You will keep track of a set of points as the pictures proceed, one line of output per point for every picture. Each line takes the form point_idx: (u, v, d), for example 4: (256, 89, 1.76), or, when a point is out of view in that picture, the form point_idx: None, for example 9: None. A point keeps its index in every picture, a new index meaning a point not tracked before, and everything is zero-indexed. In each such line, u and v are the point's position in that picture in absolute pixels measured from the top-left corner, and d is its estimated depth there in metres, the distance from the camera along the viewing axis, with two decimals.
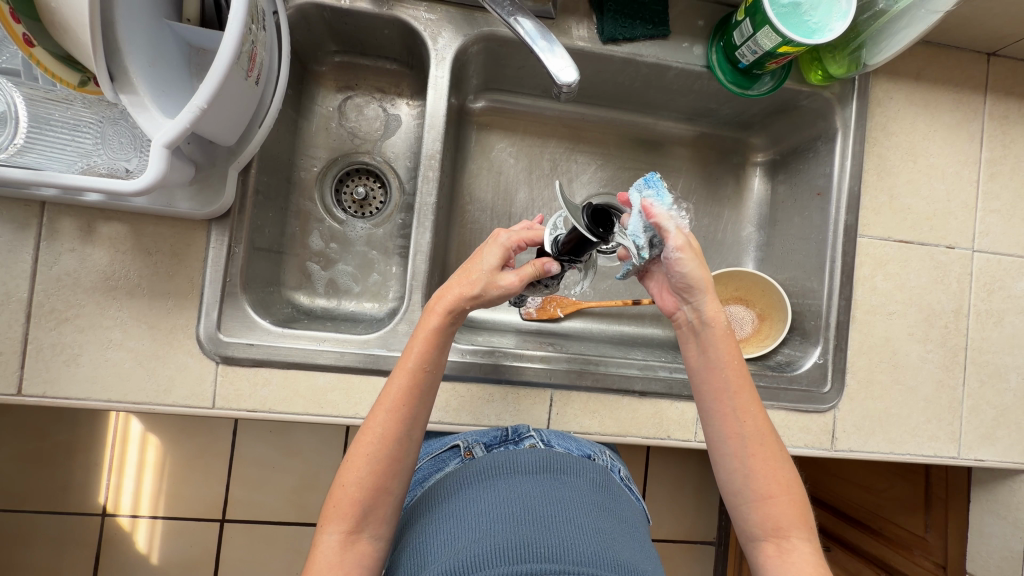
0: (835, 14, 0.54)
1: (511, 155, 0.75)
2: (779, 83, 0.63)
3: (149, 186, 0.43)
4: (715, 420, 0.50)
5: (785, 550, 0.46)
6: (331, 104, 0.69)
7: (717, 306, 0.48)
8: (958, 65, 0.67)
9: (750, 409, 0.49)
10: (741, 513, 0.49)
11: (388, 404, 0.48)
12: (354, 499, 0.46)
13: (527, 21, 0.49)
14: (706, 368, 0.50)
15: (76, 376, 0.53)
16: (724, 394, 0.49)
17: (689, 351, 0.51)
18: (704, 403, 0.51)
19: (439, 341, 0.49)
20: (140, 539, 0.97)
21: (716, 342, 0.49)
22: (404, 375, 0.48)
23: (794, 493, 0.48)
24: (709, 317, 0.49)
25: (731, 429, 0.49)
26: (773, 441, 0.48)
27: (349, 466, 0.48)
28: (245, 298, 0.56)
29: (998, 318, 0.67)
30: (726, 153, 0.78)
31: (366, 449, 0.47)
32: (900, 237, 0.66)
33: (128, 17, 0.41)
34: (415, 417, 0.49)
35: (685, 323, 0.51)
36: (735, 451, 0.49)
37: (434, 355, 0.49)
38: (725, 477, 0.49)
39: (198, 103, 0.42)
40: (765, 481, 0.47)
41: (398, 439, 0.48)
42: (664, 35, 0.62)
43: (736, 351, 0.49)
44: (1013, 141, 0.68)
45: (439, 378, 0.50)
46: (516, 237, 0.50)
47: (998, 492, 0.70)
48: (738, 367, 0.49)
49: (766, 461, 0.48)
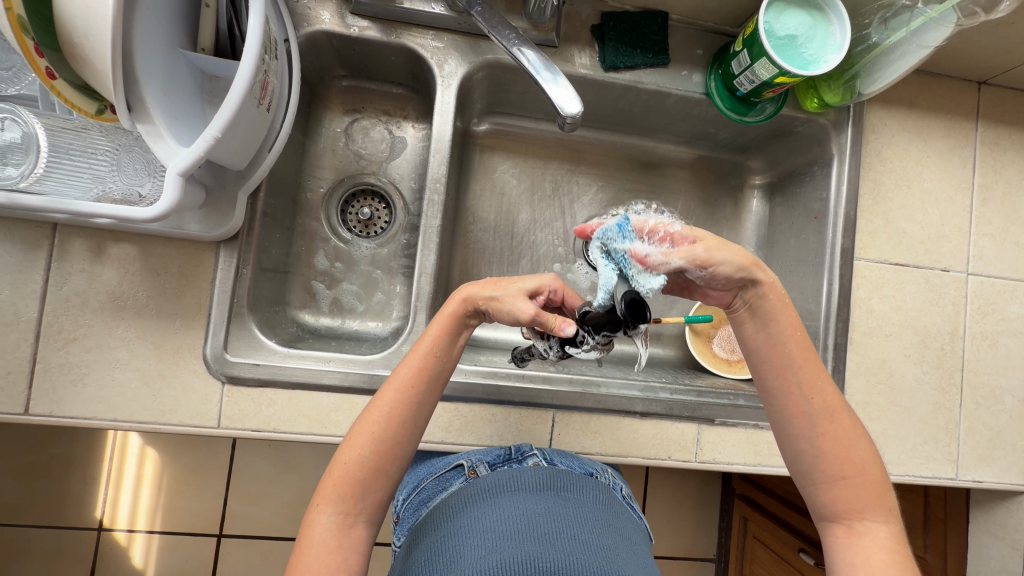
0: (830, 47, 0.56)
1: (514, 176, 0.76)
2: (775, 110, 0.65)
3: (164, 213, 0.44)
4: (780, 401, 0.47)
5: (857, 532, 0.45)
6: (338, 126, 0.70)
7: (771, 278, 0.45)
8: (950, 94, 0.69)
9: (817, 384, 0.46)
10: (810, 493, 0.48)
11: (397, 384, 0.48)
12: (354, 478, 0.46)
13: (530, 52, 0.51)
14: (769, 345, 0.46)
15: (82, 396, 0.53)
16: (789, 370, 0.46)
17: (746, 328, 0.47)
18: (765, 382, 0.48)
19: (456, 331, 0.50)
20: (136, 554, 0.96)
21: (777, 313, 0.46)
22: (418, 356, 0.49)
23: (871, 475, 0.46)
24: (766, 293, 0.45)
25: (798, 408, 0.47)
26: (847, 418, 0.46)
27: (350, 443, 0.47)
28: (252, 319, 0.57)
29: (993, 340, 0.68)
30: (724, 175, 0.80)
31: (369, 427, 0.47)
32: (895, 260, 0.68)
33: (145, 50, 0.42)
34: (422, 403, 0.49)
35: (742, 304, 0.47)
36: (803, 431, 0.47)
37: (449, 345, 0.49)
38: (792, 457, 0.48)
39: (213, 132, 0.43)
40: (834, 463, 0.46)
41: (403, 420, 0.48)
42: (664, 63, 0.64)
43: (797, 321, 0.47)
44: (1004, 167, 0.69)
45: (449, 367, 0.50)
46: (561, 288, 0.51)
47: (996, 513, 0.70)
48: (800, 338, 0.46)
49: (837, 442, 0.46)
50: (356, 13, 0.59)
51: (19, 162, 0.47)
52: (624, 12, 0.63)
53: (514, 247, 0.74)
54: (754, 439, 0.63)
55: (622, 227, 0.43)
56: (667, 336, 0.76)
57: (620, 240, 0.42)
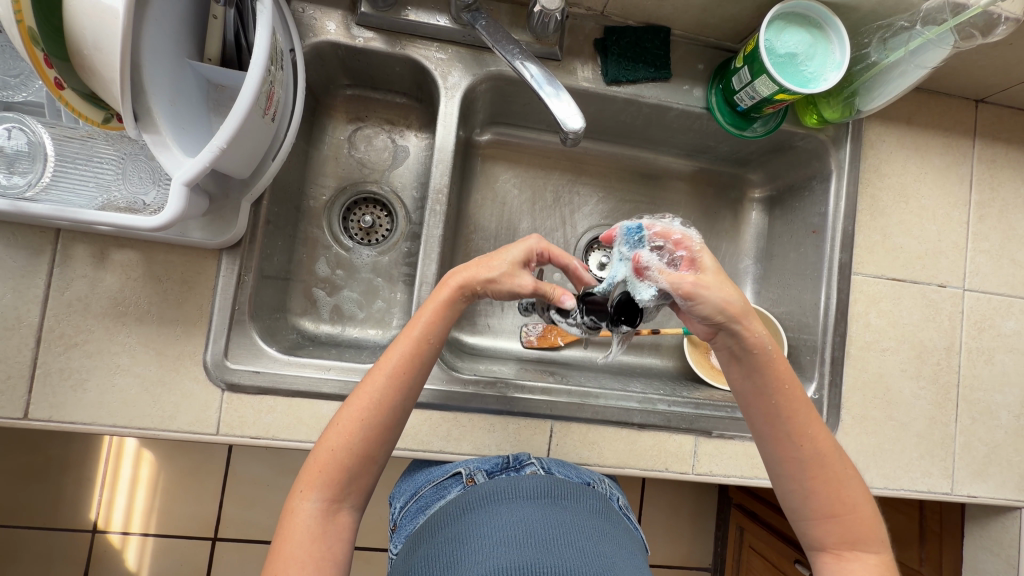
0: (830, 65, 0.57)
1: (515, 186, 0.76)
2: (776, 124, 0.66)
3: (168, 222, 0.44)
4: (770, 445, 0.48)
5: (845, 558, 0.46)
6: (341, 134, 0.71)
7: (754, 329, 0.44)
8: (948, 112, 0.70)
9: (807, 432, 0.47)
10: (801, 527, 0.48)
11: (388, 369, 0.47)
12: (341, 463, 0.46)
13: (533, 65, 0.51)
14: (755, 393, 0.47)
15: (83, 401, 0.53)
16: (778, 419, 0.47)
17: (733, 373, 0.47)
18: (754, 425, 0.48)
19: (452, 318, 0.49)
20: (130, 557, 0.96)
21: (766, 364, 0.45)
22: (409, 342, 0.48)
23: (860, 509, 0.47)
24: (749, 343, 0.44)
25: (788, 454, 0.47)
26: (838, 460, 0.47)
27: (338, 429, 0.46)
28: (253, 326, 0.57)
29: (989, 356, 0.68)
30: (724, 188, 0.80)
31: (359, 413, 0.47)
32: (892, 275, 0.68)
33: (153, 62, 0.43)
34: (412, 389, 0.48)
35: (724, 347, 0.46)
36: (792, 473, 0.47)
37: (444, 332, 0.49)
38: (783, 494, 0.48)
39: (218, 142, 0.44)
40: (824, 502, 0.46)
41: (394, 407, 0.47)
42: (665, 78, 0.65)
43: (788, 369, 0.47)
44: (1001, 184, 0.70)
45: (440, 353, 0.50)
46: (547, 248, 0.52)
47: (991, 529, 0.70)
48: (788, 388, 0.46)
49: (828, 483, 0.46)
50: (361, 24, 0.60)
51: (26, 171, 0.47)
52: (626, 27, 0.64)
53: None
54: (751, 452, 0.63)
55: (633, 232, 0.47)
56: (665, 347, 0.76)
57: (630, 245, 0.47)
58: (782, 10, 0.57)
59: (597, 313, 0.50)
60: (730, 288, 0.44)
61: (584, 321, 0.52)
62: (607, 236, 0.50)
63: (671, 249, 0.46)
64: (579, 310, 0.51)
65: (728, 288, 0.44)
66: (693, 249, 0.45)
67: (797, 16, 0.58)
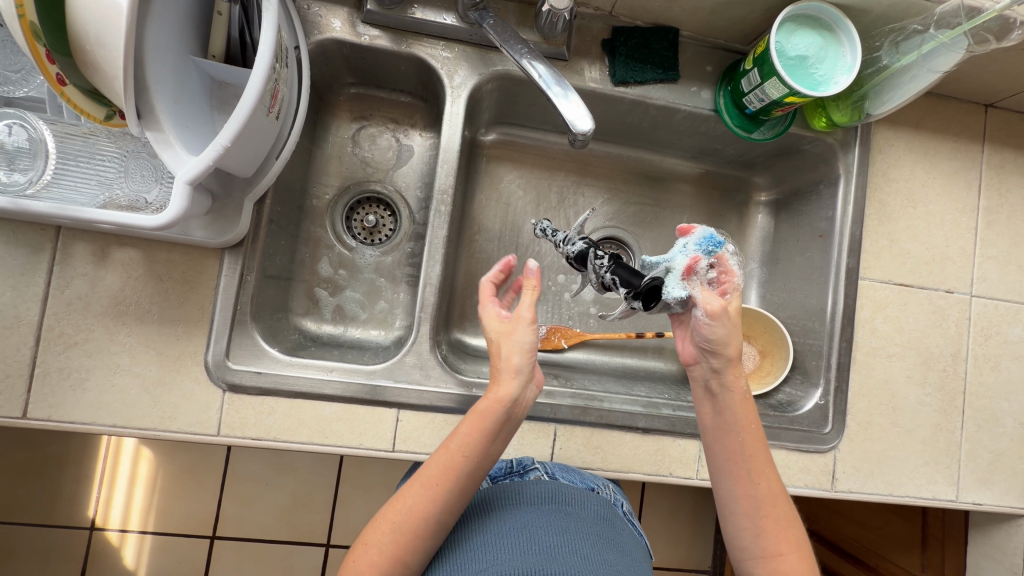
0: (841, 68, 0.56)
1: (520, 186, 0.75)
2: (784, 127, 0.65)
3: (171, 221, 0.43)
4: (728, 480, 0.49)
5: None
6: (345, 133, 0.70)
7: (738, 370, 0.50)
8: (957, 116, 0.69)
9: (765, 472, 0.49)
10: (746, 568, 0.47)
11: (422, 478, 0.45)
12: (373, 563, 0.43)
13: (540, 65, 0.51)
14: (721, 429, 0.50)
15: (82, 400, 0.52)
16: (739, 455, 0.49)
17: (704, 411, 0.52)
18: (715, 460, 0.51)
19: (488, 430, 0.45)
20: (128, 556, 0.95)
21: (733, 405, 0.50)
22: (445, 454, 0.45)
23: (804, 550, 0.47)
24: (728, 381, 0.50)
25: (744, 489, 0.48)
26: (787, 503, 0.48)
27: (375, 528, 0.45)
28: (254, 327, 0.57)
29: (995, 363, 0.68)
30: (730, 191, 0.80)
31: (393, 514, 0.45)
32: (899, 281, 0.68)
33: (156, 57, 0.42)
34: (448, 500, 0.44)
35: (700, 378, 0.52)
36: (745, 509, 0.48)
37: (481, 444, 0.45)
38: (732, 534, 0.48)
39: (222, 141, 0.43)
40: (773, 539, 0.46)
41: (427, 518, 0.44)
42: (673, 79, 0.64)
43: (754, 415, 0.50)
44: (1009, 190, 0.69)
45: (478, 467, 0.45)
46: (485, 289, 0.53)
47: (995, 536, 0.70)
48: (753, 429, 0.50)
49: (778, 524, 0.47)
50: (367, 21, 0.59)
51: (26, 168, 0.47)
52: (635, 28, 0.63)
53: (518, 257, 0.74)
54: None
55: (711, 240, 0.49)
56: (669, 350, 0.76)
57: (698, 246, 0.50)
58: (793, 12, 0.56)
59: (621, 273, 0.50)
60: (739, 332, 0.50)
61: (599, 274, 0.52)
62: (686, 229, 0.53)
63: (718, 274, 0.51)
64: (606, 261, 0.51)
65: (736, 330, 0.49)
66: (734, 289, 0.51)
67: (808, 18, 0.57)
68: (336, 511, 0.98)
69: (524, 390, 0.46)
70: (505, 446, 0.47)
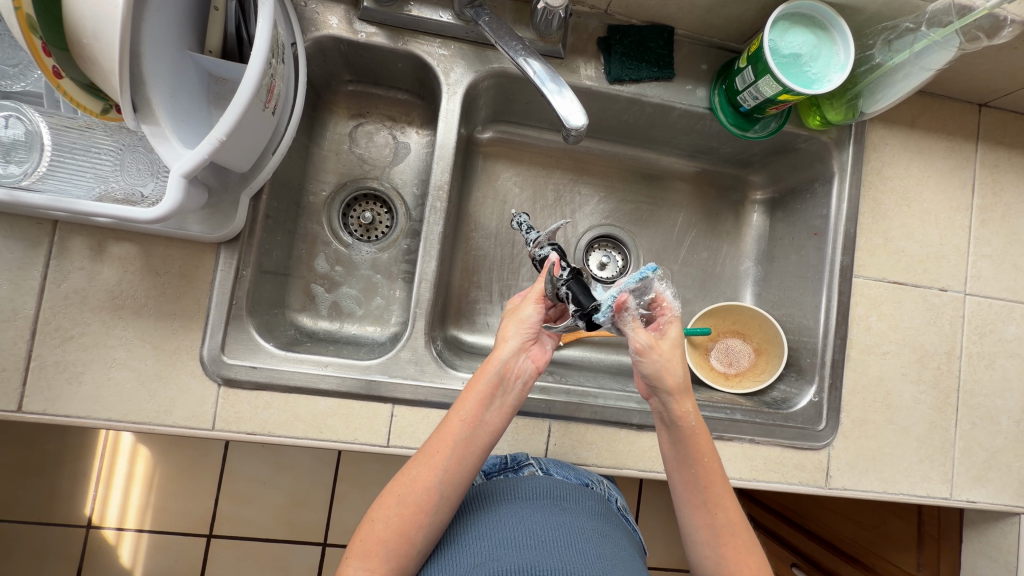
0: (834, 66, 0.56)
1: (516, 184, 0.76)
2: (778, 126, 0.65)
3: (166, 214, 0.44)
4: (686, 510, 0.50)
5: None
6: (343, 129, 0.71)
7: (684, 402, 0.48)
8: (951, 116, 0.69)
9: (721, 501, 0.49)
10: None
11: (425, 450, 0.47)
12: (379, 539, 0.44)
13: (536, 62, 0.51)
14: (677, 460, 0.50)
15: (77, 394, 0.53)
16: (695, 486, 0.49)
17: (663, 442, 0.51)
18: (676, 491, 0.51)
19: (483, 392, 0.47)
20: (125, 554, 0.95)
21: (686, 437, 0.49)
22: (444, 423, 0.47)
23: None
24: (676, 414, 0.49)
25: (704, 520, 0.49)
26: (745, 531, 0.49)
27: (381, 504, 0.46)
28: (250, 321, 0.57)
29: (990, 361, 0.68)
30: (726, 190, 0.80)
31: (398, 488, 0.46)
32: (893, 278, 0.68)
33: (153, 52, 0.42)
34: (449, 466, 0.45)
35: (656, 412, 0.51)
36: (706, 538, 0.48)
37: (476, 408, 0.47)
38: (696, 562, 0.49)
39: (218, 135, 0.43)
40: (735, 569, 0.47)
41: (428, 487, 0.45)
42: (668, 77, 0.65)
43: (710, 445, 0.50)
44: (1004, 189, 0.70)
45: (476, 431, 0.46)
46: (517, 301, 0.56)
47: (990, 534, 0.70)
48: (709, 460, 0.49)
49: (738, 551, 0.48)
50: (364, 19, 0.59)
51: (22, 160, 0.47)
52: (630, 26, 0.64)
53: (514, 255, 0.74)
54: (750, 454, 0.63)
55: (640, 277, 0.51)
56: None
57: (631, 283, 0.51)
58: (786, 11, 0.57)
59: (576, 288, 0.51)
60: (678, 363, 0.49)
61: (555, 286, 0.52)
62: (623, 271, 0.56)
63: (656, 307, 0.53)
64: (566, 274, 0.52)
65: (675, 363, 0.49)
66: (671, 317, 0.52)
67: (802, 17, 0.57)
68: (333, 510, 0.98)
69: (518, 357, 0.49)
70: (504, 418, 0.48)
